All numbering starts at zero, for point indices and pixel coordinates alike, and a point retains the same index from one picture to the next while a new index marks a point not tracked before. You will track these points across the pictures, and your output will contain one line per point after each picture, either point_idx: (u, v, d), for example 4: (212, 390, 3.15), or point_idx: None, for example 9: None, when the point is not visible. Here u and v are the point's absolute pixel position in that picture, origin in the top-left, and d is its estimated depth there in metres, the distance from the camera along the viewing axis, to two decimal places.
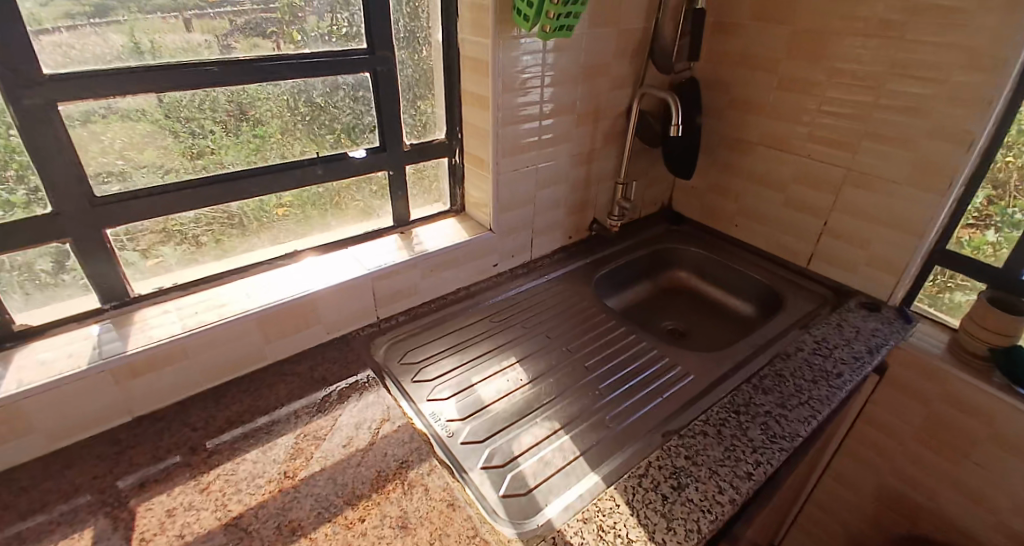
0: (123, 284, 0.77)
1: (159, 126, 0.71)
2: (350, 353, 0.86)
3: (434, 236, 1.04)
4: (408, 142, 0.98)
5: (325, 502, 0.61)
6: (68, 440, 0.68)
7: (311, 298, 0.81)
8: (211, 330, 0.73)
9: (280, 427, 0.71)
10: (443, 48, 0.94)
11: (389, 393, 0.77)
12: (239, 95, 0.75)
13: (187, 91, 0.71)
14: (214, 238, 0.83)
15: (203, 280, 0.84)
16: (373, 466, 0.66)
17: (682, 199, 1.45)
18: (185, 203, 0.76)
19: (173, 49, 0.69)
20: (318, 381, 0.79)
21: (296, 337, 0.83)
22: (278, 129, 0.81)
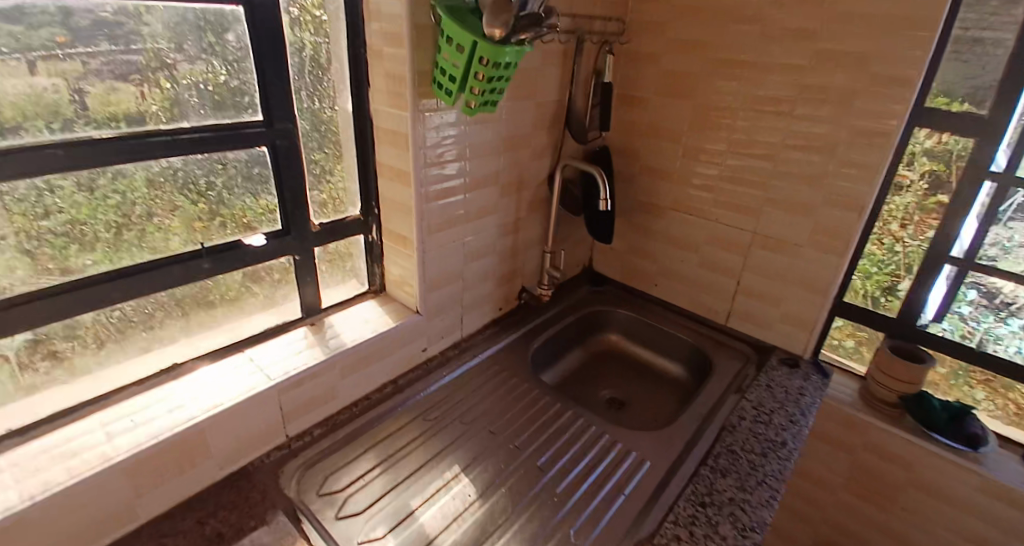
0: None
1: (3, 221, 0.57)
2: (254, 490, 0.70)
3: (354, 325, 0.90)
4: (316, 222, 0.87)
5: None
6: None
7: (198, 429, 0.66)
8: (54, 495, 0.56)
9: None
10: (355, 119, 0.85)
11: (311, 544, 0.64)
12: (92, 180, 0.62)
13: (21, 183, 0.57)
14: (58, 363, 0.65)
15: (47, 420, 0.64)
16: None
17: (602, 259, 1.43)
18: (26, 322, 0.60)
19: (9, 95, 0.55)
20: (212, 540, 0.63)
21: (180, 480, 0.66)
22: (149, 220, 0.68)
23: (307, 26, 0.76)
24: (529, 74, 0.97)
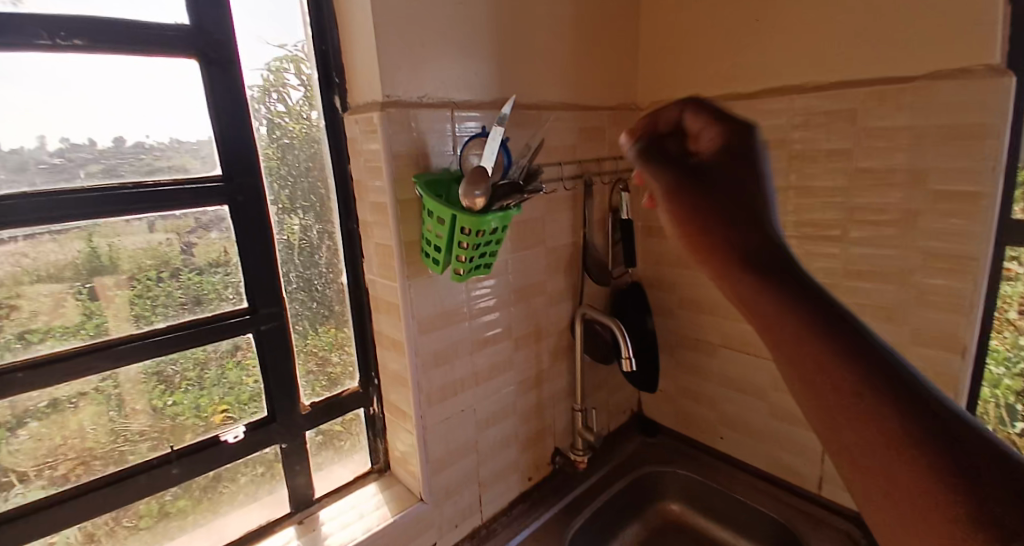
0: None
1: (98, 399, 0.64)
2: None
3: (345, 522, 0.80)
4: (307, 403, 0.82)
5: None
6: None
7: None
8: None
9: None
10: (350, 292, 0.83)
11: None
12: (56, 400, 0.61)
13: (38, 394, 0.60)
14: None
15: None
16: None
17: (656, 404, 1.23)
18: (101, 507, 0.64)
19: (129, 252, 0.65)
20: None
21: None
22: (127, 425, 0.66)
23: (296, 213, 0.77)
24: (534, 224, 0.91)
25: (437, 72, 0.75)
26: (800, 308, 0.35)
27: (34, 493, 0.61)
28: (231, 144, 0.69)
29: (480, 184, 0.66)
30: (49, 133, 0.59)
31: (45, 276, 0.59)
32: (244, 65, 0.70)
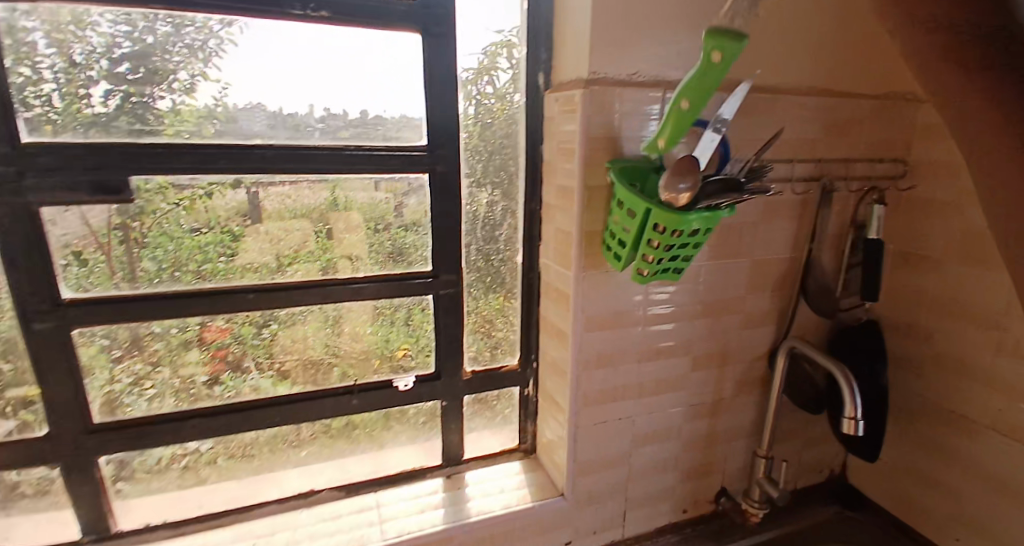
0: (106, 519, 0.71)
1: (354, 320, 0.76)
2: None
3: (486, 491, 0.81)
4: (468, 370, 0.84)
5: None
6: None
7: None
8: None
9: None
10: (523, 271, 0.82)
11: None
12: (310, 313, 0.73)
13: (308, 306, 0.72)
14: (218, 470, 0.75)
15: (212, 515, 0.75)
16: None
17: (870, 471, 0.95)
18: (331, 409, 0.77)
19: (360, 204, 0.72)
20: None
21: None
22: (367, 343, 0.77)
23: (486, 185, 0.78)
24: (742, 229, 0.77)
25: (654, 47, 0.67)
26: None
27: (267, 384, 0.74)
28: (439, 116, 0.71)
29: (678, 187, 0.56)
30: (317, 102, 0.68)
31: (296, 213, 0.70)
32: (460, 48, 0.71)
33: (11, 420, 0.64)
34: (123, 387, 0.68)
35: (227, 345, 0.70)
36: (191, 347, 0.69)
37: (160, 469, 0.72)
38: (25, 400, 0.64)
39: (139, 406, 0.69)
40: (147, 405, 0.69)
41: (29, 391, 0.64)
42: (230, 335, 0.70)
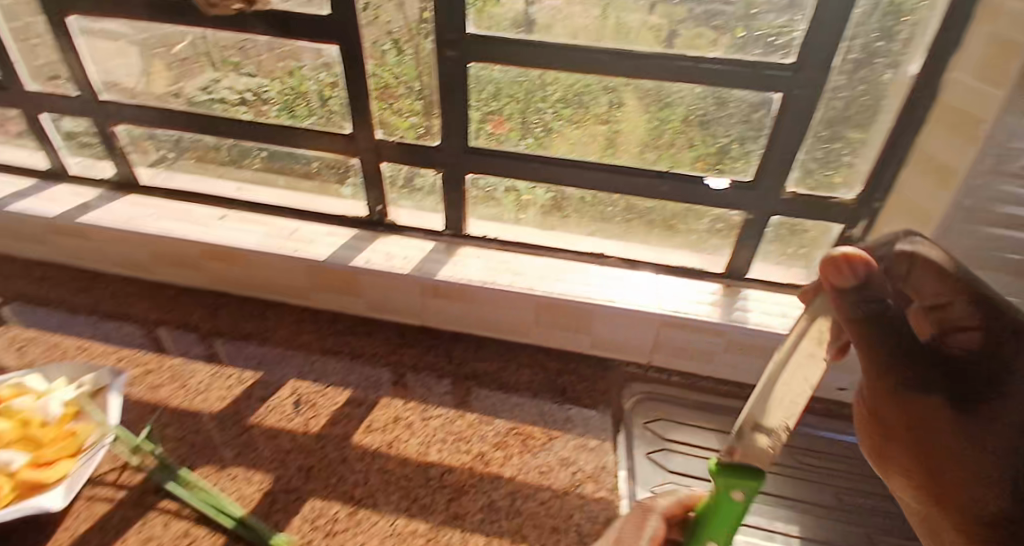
0: (461, 221, 0.90)
1: (691, 104, 0.71)
2: (606, 379, 0.87)
3: (768, 311, 0.80)
4: (790, 190, 0.74)
5: (494, 517, 0.67)
6: (381, 313, 0.92)
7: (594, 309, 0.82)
8: (502, 288, 0.84)
9: (506, 411, 0.81)
10: (916, 87, 0.63)
11: (610, 454, 0.76)
12: (649, 87, 0.71)
13: (652, 81, 0.69)
14: (542, 209, 0.88)
15: (524, 244, 0.90)
16: (552, 518, 0.68)
17: None
18: (638, 189, 0.78)
19: (636, 27, 0.66)
20: (562, 389, 0.84)
21: (568, 337, 0.87)
22: (692, 132, 0.73)
23: None
24: None
25: None
26: (870, 357, 0.33)
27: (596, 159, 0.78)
28: None
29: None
30: None
31: (567, 29, 0.67)
32: None
33: (415, 125, 0.80)
34: (486, 120, 0.78)
35: (507, 140, 0.79)
36: (481, 134, 0.79)
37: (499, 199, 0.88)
38: (423, 111, 0.78)
39: (493, 140, 0.80)
40: (486, 142, 0.79)
41: (427, 104, 0.78)
42: (512, 132, 0.78)
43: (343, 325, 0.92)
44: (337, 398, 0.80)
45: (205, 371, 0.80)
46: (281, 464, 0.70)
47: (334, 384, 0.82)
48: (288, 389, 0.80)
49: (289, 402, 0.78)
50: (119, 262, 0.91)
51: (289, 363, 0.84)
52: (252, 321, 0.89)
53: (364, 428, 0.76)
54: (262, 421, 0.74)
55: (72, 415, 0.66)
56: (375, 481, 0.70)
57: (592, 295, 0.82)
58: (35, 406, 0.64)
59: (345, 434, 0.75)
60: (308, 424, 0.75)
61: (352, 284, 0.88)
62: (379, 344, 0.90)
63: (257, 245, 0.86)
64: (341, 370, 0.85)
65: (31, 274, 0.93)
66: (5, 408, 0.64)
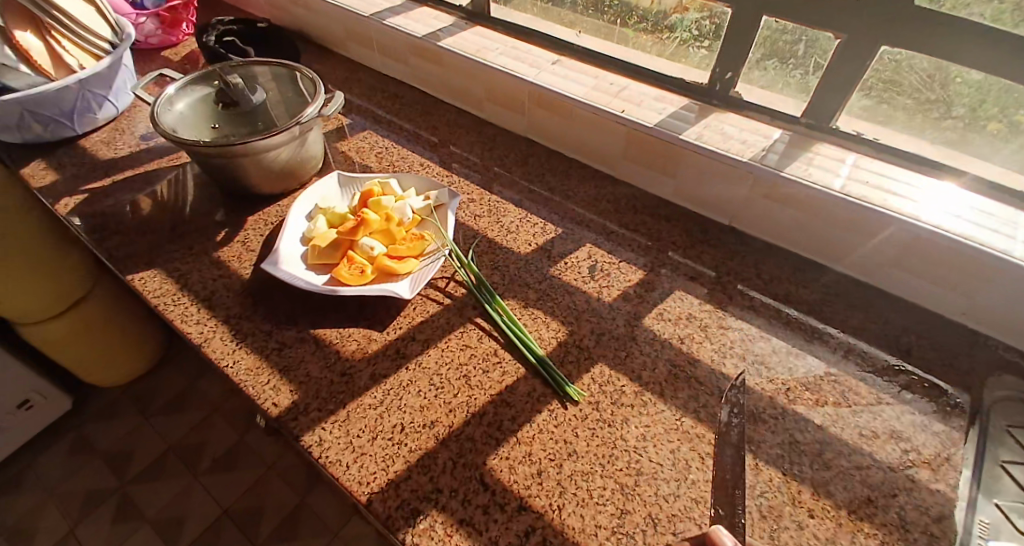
0: (831, 113, 0.77)
1: None
2: (965, 356, 0.70)
3: None
4: None
5: (797, 457, 0.60)
6: (684, 200, 0.86)
7: (1000, 267, 0.65)
8: (866, 209, 0.70)
9: (820, 351, 0.70)
10: None
11: (957, 448, 0.62)
12: None
13: None
14: (967, 119, 0.69)
15: (906, 159, 0.74)
16: (868, 488, 0.58)
17: None
18: None
19: None
20: (898, 348, 0.71)
21: (923, 285, 0.73)
22: None
23: None
24: None
25: None
26: None
27: None
28: None
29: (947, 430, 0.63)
30: None
31: None
32: None
33: None
34: None
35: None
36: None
37: (901, 95, 0.72)
38: None
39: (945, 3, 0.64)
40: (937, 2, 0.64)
41: None
42: None
43: (636, 202, 0.88)
44: (630, 277, 0.76)
45: (516, 214, 0.83)
46: (575, 323, 0.69)
47: (626, 262, 0.77)
48: (581, 252, 0.78)
49: (585, 265, 0.76)
50: (455, 92, 1.04)
51: (582, 229, 0.82)
52: (557, 176, 0.91)
53: (655, 313, 0.72)
54: (560, 275, 0.75)
55: (417, 222, 0.75)
56: (662, 372, 0.66)
57: (1002, 249, 0.65)
58: (395, 207, 0.74)
59: (637, 314, 0.72)
60: (603, 291, 0.73)
61: (671, 162, 0.83)
62: (678, 233, 0.83)
63: (584, 96, 0.86)
64: (634, 249, 0.80)
65: (390, 91, 1.11)
66: (375, 202, 0.74)
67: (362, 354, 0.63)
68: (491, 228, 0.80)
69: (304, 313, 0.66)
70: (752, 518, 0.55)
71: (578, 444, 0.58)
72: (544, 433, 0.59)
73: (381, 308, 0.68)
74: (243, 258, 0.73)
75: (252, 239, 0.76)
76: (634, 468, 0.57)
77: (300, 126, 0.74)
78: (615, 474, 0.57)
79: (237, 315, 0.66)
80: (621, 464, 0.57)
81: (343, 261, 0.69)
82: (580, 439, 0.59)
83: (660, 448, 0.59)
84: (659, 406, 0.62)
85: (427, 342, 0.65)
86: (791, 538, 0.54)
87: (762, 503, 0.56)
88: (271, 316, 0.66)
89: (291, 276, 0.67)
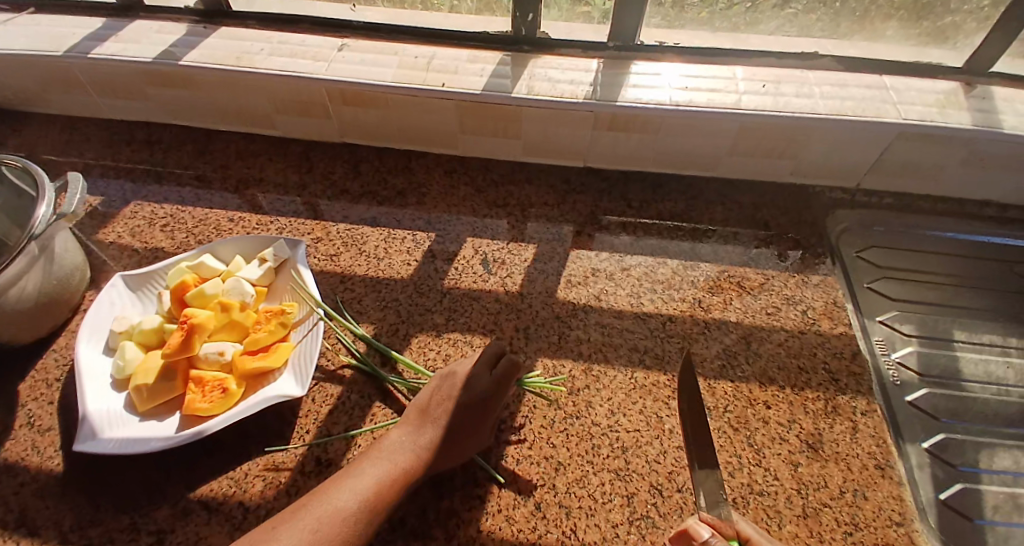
0: (636, 30, 0.78)
1: None
2: (809, 210, 0.81)
3: None
4: None
5: (733, 362, 0.63)
6: (535, 157, 0.83)
7: (817, 126, 0.73)
8: (698, 114, 0.73)
9: (708, 254, 0.74)
10: None
11: (834, 290, 0.71)
12: None
13: None
14: (747, 4, 0.75)
15: (704, 53, 0.79)
16: (795, 358, 0.64)
17: None
18: None
19: None
20: (761, 224, 0.78)
21: (758, 161, 0.80)
22: None
23: None
24: None
25: None
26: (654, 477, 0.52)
27: None
28: None
29: (823, 283, 0.72)
30: None
31: None
32: None
33: None
34: None
35: None
36: None
37: None
38: None
39: None
40: None
41: None
42: None
43: (491, 177, 0.83)
44: (523, 255, 0.72)
45: (377, 235, 0.74)
46: (494, 329, 0.64)
47: (514, 240, 0.74)
48: (460, 249, 0.72)
49: (476, 262, 0.71)
50: (231, 116, 0.84)
51: (455, 221, 0.76)
52: (398, 175, 0.82)
53: (565, 283, 0.69)
54: (459, 283, 0.68)
55: (262, 294, 0.59)
56: (597, 338, 0.64)
57: (812, 110, 0.73)
58: (226, 288, 0.56)
59: (546, 291, 0.68)
60: (501, 283, 0.69)
61: (512, 123, 0.78)
62: (545, 192, 0.81)
63: (392, 78, 0.75)
64: (514, 226, 0.76)
65: (139, 140, 0.86)
66: (196, 294, 0.55)
67: (275, 488, 0.50)
68: (356, 264, 0.70)
69: (176, 474, 0.50)
70: (728, 437, 0.57)
71: (559, 454, 0.54)
72: (524, 463, 0.54)
73: (272, 417, 0.54)
74: (41, 445, 0.52)
75: (45, 413, 0.54)
76: (618, 447, 0.55)
77: (35, 240, 0.52)
78: (606, 464, 0.54)
79: (79, 526, 0.48)
80: (605, 450, 0.55)
81: (189, 390, 0.50)
82: (560, 448, 0.55)
83: (632, 414, 0.57)
84: (611, 372, 0.61)
85: (349, 432, 0.54)
86: (765, 436, 0.57)
87: (731, 418, 0.58)
88: (126, 504, 0.48)
89: (128, 443, 0.47)
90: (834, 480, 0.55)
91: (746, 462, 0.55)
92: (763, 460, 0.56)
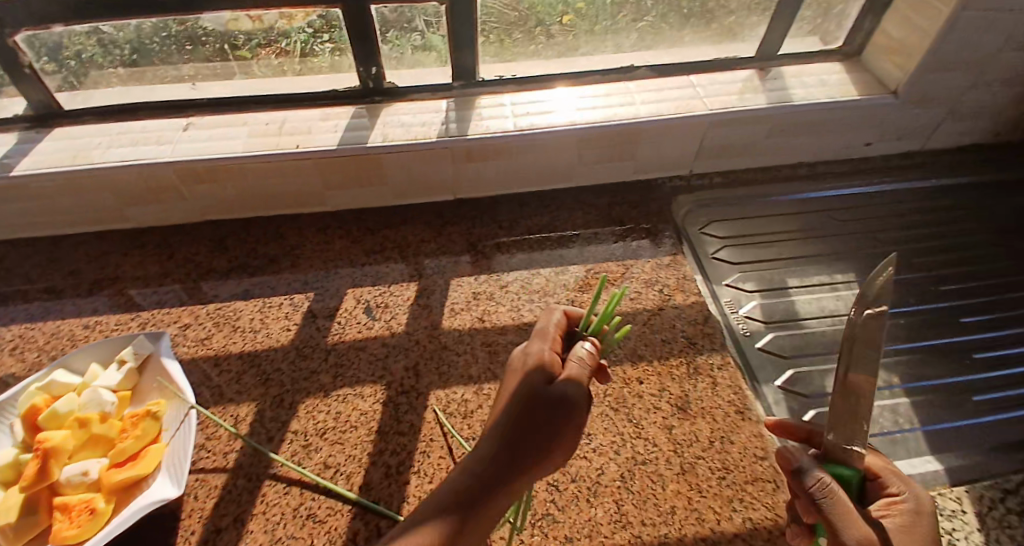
0: (474, 67, 0.84)
1: None
2: (655, 201, 0.91)
3: (812, 82, 0.88)
4: None
5: (606, 351, 0.70)
6: (405, 198, 0.87)
7: (646, 127, 0.83)
8: (544, 135, 0.80)
9: (574, 258, 0.81)
10: None
11: (684, 266, 0.81)
12: None
13: None
14: (564, 30, 0.84)
15: (540, 78, 0.87)
16: (658, 333, 0.72)
17: None
18: None
19: None
20: (616, 220, 0.87)
21: (605, 165, 0.89)
22: None
23: None
24: None
25: None
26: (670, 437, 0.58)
27: None
28: None
29: (675, 262, 0.81)
30: None
31: None
32: None
33: None
34: None
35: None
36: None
37: (513, 29, 0.81)
38: None
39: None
40: None
41: None
42: None
43: (364, 226, 0.85)
44: (404, 294, 0.75)
45: (251, 307, 0.74)
46: (382, 373, 0.66)
47: (393, 283, 0.77)
48: (340, 303, 0.74)
49: (359, 311, 0.73)
50: (79, 215, 0.80)
51: (333, 276, 0.78)
52: (270, 242, 0.83)
53: (448, 312, 0.73)
54: (342, 337, 0.70)
55: (127, 398, 0.57)
56: (482, 358, 0.68)
57: (637, 115, 0.83)
58: (83, 402, 0.54)
59: (430, 324, 0.72)
60: (385, 327, 0.71)
61: (376, 171, 0.81)
62: (419, 230, 0.85)
63: (246, 150, 0.76)
64: (393, 269, 0.79)
65: None
66: (46, 416, 0.52)
67: None
68: (232, 342, 0.70)
69: None
70: (609, 421, 0.63)
71: None
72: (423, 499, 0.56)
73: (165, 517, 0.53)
74: None
75: None
76: None
77: None
78: None
79: None
80: None
81: (54, 520, 0.48)
82: None
83: None
84: (498, 388, 0.65)
85: (240, 519, 0.54)
86: (642, 411, 0.64)
87: (610, 402, 0.64)
88: None
89: None
90: (704, 435, 0.62)
91: (626, 440, 0.61)
92: (643, 433, 0.62)
